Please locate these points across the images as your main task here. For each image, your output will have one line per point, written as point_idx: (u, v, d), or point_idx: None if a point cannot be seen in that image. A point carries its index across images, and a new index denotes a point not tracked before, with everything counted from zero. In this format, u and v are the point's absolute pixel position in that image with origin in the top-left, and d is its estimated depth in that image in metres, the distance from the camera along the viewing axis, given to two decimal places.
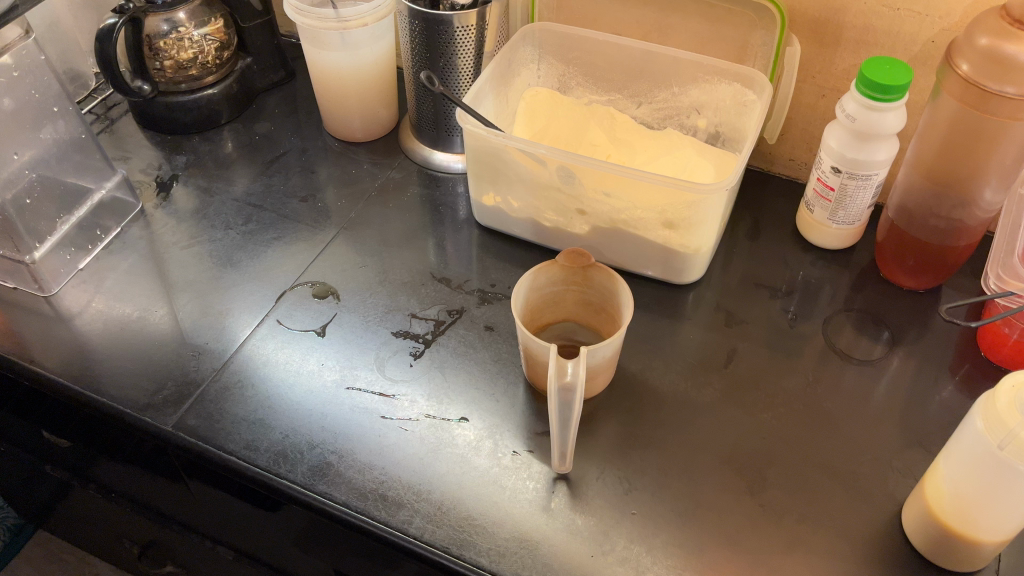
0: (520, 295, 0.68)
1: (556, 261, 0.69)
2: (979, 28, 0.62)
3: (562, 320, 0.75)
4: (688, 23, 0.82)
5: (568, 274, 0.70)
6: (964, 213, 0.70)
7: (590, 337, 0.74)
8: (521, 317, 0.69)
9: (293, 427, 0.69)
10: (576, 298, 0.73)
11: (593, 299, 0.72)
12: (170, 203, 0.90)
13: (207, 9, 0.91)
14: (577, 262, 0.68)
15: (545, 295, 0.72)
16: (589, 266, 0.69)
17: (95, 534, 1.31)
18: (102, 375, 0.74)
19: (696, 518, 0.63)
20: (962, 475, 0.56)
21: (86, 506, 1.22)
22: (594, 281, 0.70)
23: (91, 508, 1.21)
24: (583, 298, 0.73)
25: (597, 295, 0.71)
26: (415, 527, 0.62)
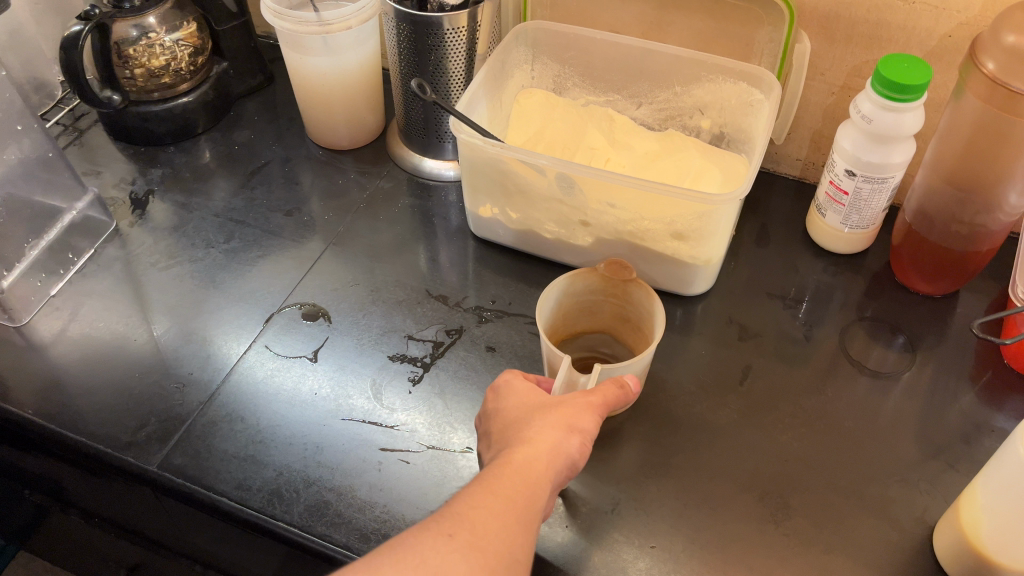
0: (549, 300, 0.65)
1: (596, 269, 0.66)
2: (1006, 24, 0.59)
3: (595, 330, 0.72)
4: (690, 20, 0.78)
5: (608, 285, 0.67)
6: (987, 219, 0.67)
7: (620, 352, 0.71)
8: (548, 320, 0.66)
9: (287, 462, 0.65)
10: (612, 312, 0.69)
11: (630, 316, 0.68)
12: (147, 219, 0.85)
13: (179, 13, 0.86)
14: (617, 273, 0.65)
15: (579, 303, 0.69)
16: (629, 281, 0.65)
17: (77, 556, 1.26)
18: (80, 411, 0.69)
19: (719, 551, 0.60)
20: (1003, 501, 0.53)
21: (68, 530, 1.17)
22: (633, 297, 0.66)
23: (73, 533, 1.17)
24: (620, 312, 0.69)
25: (636, 313, 0.67)
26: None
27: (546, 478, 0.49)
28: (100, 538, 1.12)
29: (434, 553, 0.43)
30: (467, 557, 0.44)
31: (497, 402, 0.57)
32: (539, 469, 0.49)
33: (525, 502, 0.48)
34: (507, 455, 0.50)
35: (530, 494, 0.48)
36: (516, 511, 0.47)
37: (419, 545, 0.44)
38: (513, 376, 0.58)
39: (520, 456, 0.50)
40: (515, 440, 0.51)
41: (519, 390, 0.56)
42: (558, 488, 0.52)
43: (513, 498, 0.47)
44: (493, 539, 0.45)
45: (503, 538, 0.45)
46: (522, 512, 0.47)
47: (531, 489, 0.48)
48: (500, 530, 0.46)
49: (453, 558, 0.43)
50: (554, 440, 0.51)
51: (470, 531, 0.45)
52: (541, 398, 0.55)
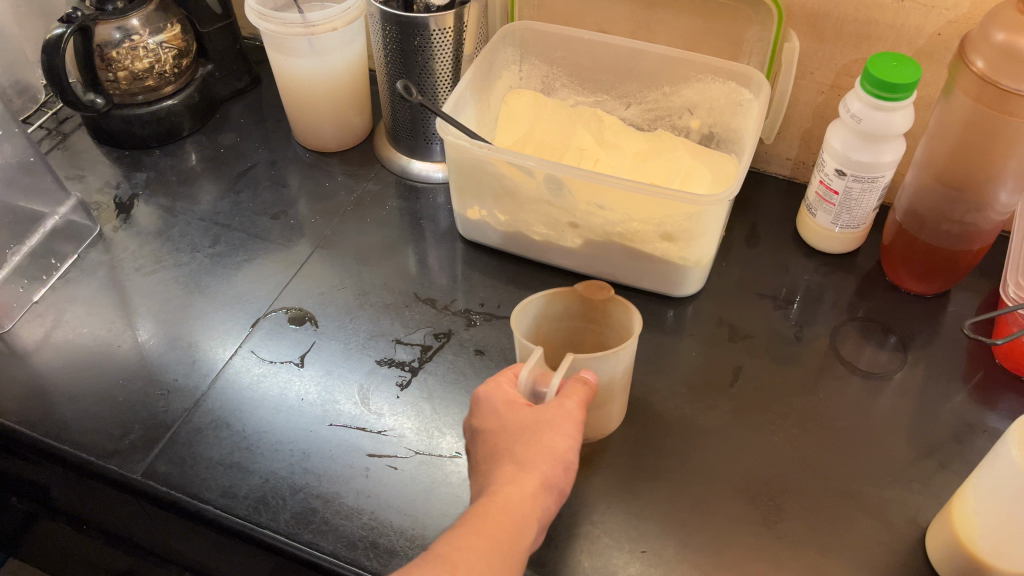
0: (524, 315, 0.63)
1: (575, 288, 0.63)
2: (995, 22, 0.59)
3: None
4: (679, 19, 0.77)
5: (586, 307, 0.65)
6: (978, 217, 0.66)
7: None
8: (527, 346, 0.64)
9: (273, 469, 0.64)
10: (593, 342, 0.67)
11: (612, 342, 0.66)
12: (131, 223, 0.84)
13: (163, 15, 0.85)
14: (595, 293, 0.63)
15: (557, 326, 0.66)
16: (608, 299, 0.63)
17: (67, 564, 1.25)
18: (63, 419, 0.68)
19: (713, 555, 0.59)
20: (996, 504, 0.52)
21: (56, 538, 1.16)
22: (613, 317, 0.64)
23: (61, 540, 1.16)
24: (601, 340, 0.67)
25: (614, 337, 0.66)
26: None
27: (533, 517, 0.50)
28: (90, 545, 1.11)
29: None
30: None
31: (477, 416, 0.55)
32: (522, 504, 0.49)
33: (510, 544, 0.48)
34: (491, 494, 0.50)
35: (515, 535, 0.48)
36: (500, 553, 0.47)
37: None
38: (489, 385, 0.56)
39: (504, 494, 0.50)
40: (500, 475, 0.51)
41: (497, 403, 0.54)
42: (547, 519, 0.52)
43: (498, 539, 0.47)
44: None
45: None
46: (507, 553, 0.47)
47: (516, 529, 0.48)
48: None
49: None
50: (532, 471, 0.51)
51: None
52: (520, 412, 0.53)
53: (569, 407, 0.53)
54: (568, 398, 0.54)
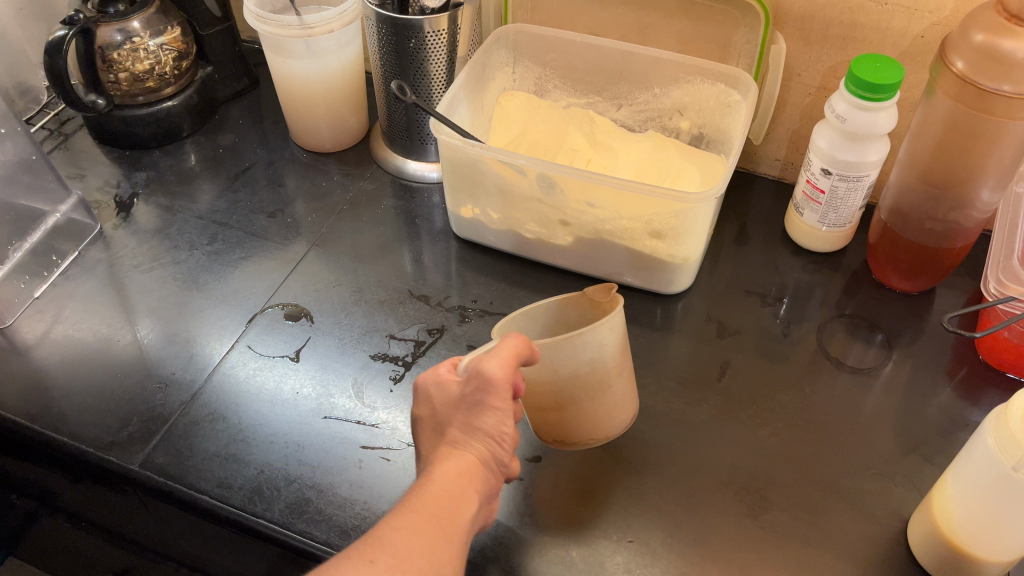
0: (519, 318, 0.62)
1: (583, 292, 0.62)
2: (975, 23, 0.60)
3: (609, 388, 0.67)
4: (668, 22, 0.79)
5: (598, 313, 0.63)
6: (960, 215, 0.68)
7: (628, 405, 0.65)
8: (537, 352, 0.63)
9: (267, 461, 0.65)
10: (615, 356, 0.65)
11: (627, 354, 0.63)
12: (131, 222, 0.86)
13: (163, 17, 0.87)
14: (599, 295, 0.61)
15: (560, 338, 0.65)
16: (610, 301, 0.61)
17: (68, 562, 1.26)
18: (63, 412, 0.69)
19: (697, 545, 0.61)
20: (974, 494, 0.54)
21: (56, 535, 1.17)
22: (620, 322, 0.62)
23: (61, 538, 1.17)
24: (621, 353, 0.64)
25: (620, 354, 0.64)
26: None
27: (472, 493, 0.48)
28: (89, 542, 1.12)
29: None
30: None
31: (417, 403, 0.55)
32: (457, 484, 0.48)
33: (449, 521, 0.46)
34: (426, 480, 0.49)
35: (454, 513, 0.47)
36: (436, 531, 0.45)
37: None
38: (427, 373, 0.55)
39: (438, 477, 0.48)
40: (433, 461, 0.50)
41: (428, 386, 0.54)
42: (489, 497, 0.51)
43: (437, 518, 0.46)
44: (417, 560, 0.44)
45: (426, 558, 0.44)
46: (446, 530, 0.46)
47: (452, 510, 0.47)
48: (425, 553, 0.44)
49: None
50: (460, 454, 0.50)
51: (394, 556, 0.43)
52: (448, 390, 0.53)
53: (490, 370, 0.49)
54: (487, 360, 0.50)
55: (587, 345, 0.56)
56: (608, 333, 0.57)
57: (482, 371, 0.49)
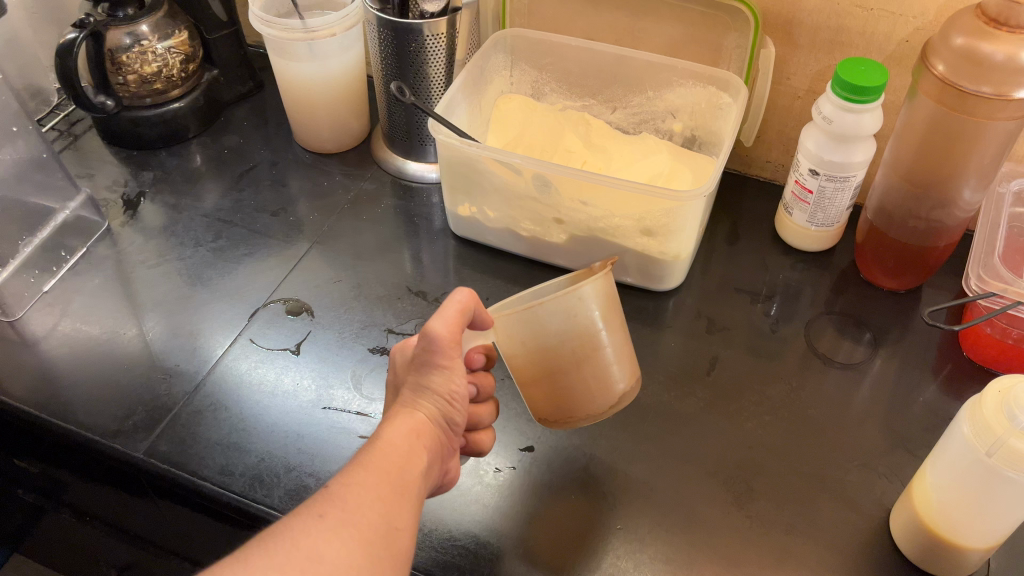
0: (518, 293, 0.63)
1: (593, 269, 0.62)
2: (955, 27, 0.62)
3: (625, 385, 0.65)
4: (661, 27, 0.81)
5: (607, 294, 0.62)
6: (943, 214, 0.70)
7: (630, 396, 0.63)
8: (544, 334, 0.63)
9: (268, 449, 0.67)
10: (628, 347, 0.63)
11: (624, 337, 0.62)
12: (137, 220, 0.88)
13: (170, 21, 0.89)
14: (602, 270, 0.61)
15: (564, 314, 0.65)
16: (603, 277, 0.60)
17: (72, 558, 1.28)
18: (70, 402, 0.71)
19: (684, 533, 0.62)
20: (951, 481, 0.55)
21: (61, 531, 1.18)
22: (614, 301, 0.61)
23: (66, 533, 1.18)
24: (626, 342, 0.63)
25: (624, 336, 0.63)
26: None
27: (422, 450, 0.50)
28: (92, 537, 1.14)
29: (310, 535, 0.42)
30: (343, 535, 0.43)
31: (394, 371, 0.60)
32: (407, 441, 0.49)
33: (400, 476, 0.47)
34: (376, 439, 0.50)
35: (404, 469, 0.48)
36: (388, 485, 0.46)
37: (293, 531, 0.42)
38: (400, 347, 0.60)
39: (388, 436, 0.49)
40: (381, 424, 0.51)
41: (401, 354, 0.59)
42: (438, 456, 0.52)
43: (388, 473, 0.47)
44: (368, 513, 0.44)
45: (377, 512, 0.45)
46: (397, 483, 0.47)
47: (402, 466, 0.48)
48: (376, 507, 0.45)
49: (328, 537, 0.42)
50: (409, 413, 0.51)
51: (346, 510, 0.44)
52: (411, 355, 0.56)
53: (432, 328, 0.52)
54: (432, 321, 0.52)
55: (553, 313, 0.56)
56: (578, 302, 0.57)
57: (427, 330, 0.51)
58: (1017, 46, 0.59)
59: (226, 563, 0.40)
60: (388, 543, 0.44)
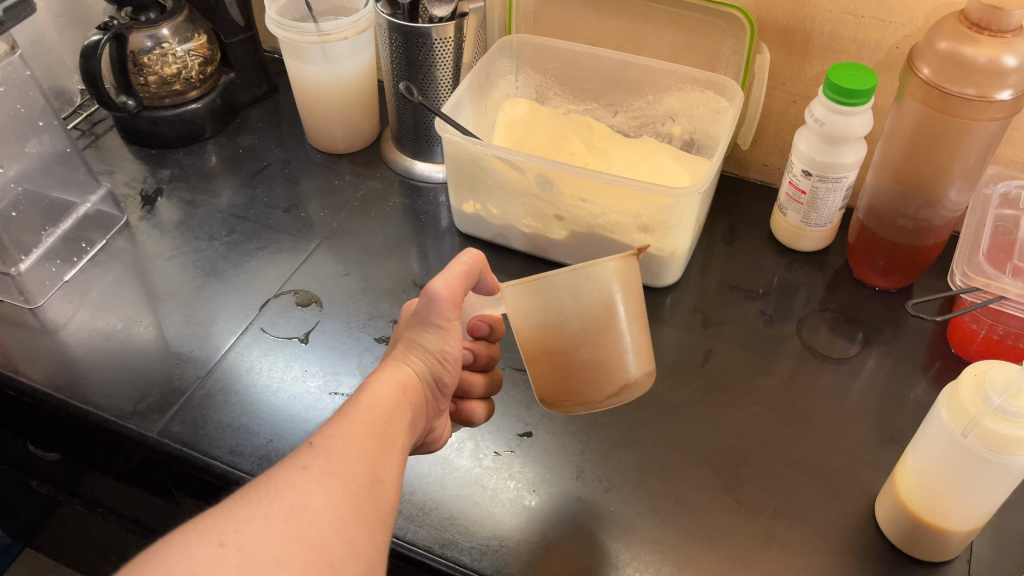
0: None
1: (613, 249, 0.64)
2: (939, 32, 0.65)
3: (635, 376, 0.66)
4: (661, 34, 0.84)
5: None
6: (930, 213, 0.73)
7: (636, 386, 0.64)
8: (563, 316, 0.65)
9: (276, 431, 0.70)
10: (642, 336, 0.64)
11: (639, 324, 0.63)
12: (154, 215, 0.91)
13: (190, 26, 0.93)
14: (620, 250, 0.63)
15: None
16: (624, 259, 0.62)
17: (80, 552, 1.30)
18: (88, 384, 0.74)
19: (675, 516, 0.64)
20: (931, 465, 0.57)
21: (73, 525, 1.20)
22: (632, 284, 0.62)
23: (78, 527, 1.20)
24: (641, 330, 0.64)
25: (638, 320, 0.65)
26: (409, 533, 0.63)
27: (403, 409, 0.53)
28: (101, 529, 1.16)
29: (295, 485, 0.44)
30: (327, 485, 0.45)
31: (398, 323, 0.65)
32: (393, 395, 0.53)
33: (383, 431, 0.50)
34: (361, 394, 0.53)
35: (386, 425, 0.51)
36: (371, 438, 0.49)
37: (279, 481, 0.44)
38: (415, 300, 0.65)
39: (372, 393, 0.52)
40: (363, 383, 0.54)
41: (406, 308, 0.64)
42: (421, 415, 0.56)
43: (371, 428, 0.50)
44: (352, 465, 0.47)
45: (360, 464, 0.47)
46: (380, 438, 0.50)
47: (385, 421, 0.51)
48: (358, 459, 0.47)
49: (313, 487, 0.44)
50: (398, 368, 0.55)
51: (329, 461, 0.46)
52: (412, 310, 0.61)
53: (435, 284, 0.56)
54: (436, 280, 0.57)
55: (564, 286, 0.58)
56: (587, 280, 0.59)
57: (429, 288, 0.56)
58: (999, 50, 0.62)
59: (212, 512, 0.42)
60: (370, 493, 0.47)
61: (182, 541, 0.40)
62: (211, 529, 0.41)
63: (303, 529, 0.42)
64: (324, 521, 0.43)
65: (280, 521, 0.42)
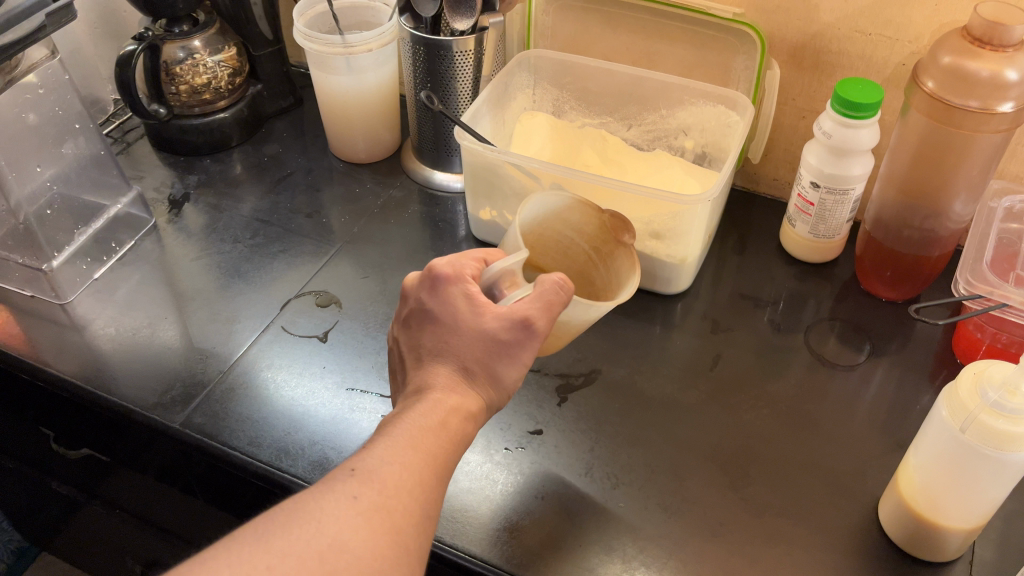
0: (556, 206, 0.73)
1: (604, 216, 0.72)
2: (943, 47, 0.67)
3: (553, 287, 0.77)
4: (675, 50, 0.87)
5: (601, 236, 0.73)
6: (935, 224, 0.75)
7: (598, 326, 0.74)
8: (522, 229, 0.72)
9: (294, 424, 0.72)
10: (580, 273, 0.76)
11: (595, 279, 0.75)
12: (181, 219, 0.94)
13: (221, 38, 0.97)
14: (618, 228, 0.72)
15: (560, 234, 0.75)
16: (622, 242, 0.72)
17: (86, 562, 1.31)
18: (114, 376, 0.77)
19: (681, 513, 0.66)
20: (932, 464, 0.58)
21: (86, 534, 1.21)
22: (613, 259, 0.73)
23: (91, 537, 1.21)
24: (586, 274, 0.76)
25: (604, 278, 0.74)
26: None
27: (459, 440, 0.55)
28: (105, 538, 1.17)
29: (338, 517, 0.46)
30: (370, 519, 0.46)
31: (435, 305, 0.59)
32: (459, 426, 0.55)
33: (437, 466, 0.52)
34: (410, 415, 0.54)
35: (440, 454, 0.53)
36: (423, 469, 0.51)
37: (324, 510, 0.46)
38: (456, 262, 0.60)
39: (424, 416, 0.54)
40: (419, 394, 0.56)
41: (457, 299, 0.58)
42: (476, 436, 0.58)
43: (426, 460, 0.51)
44: (401, 499, 0.48)
45: (406, 499, 0.49)
46: (433, 471, 0.51)
47: (439, 449, 0.53)
48: (407, 493, 0.49)
49: (356, 521, 0.46)
50: (460, 394, 0.57)
51: (377, 493, 0.48)
52: (480, 320, 0.58)
53: (540, 322, 0.58)
54: (535, 309, 0.58)
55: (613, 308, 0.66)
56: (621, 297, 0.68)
57: (533, 322, 0.58)
58: (1000, 64, 0.63)
59: (250, 538, 0.44)
60: (413, 529, 0.48)
61: (217, 564, 0.42)
62: (247, 556, 0.43)
63: (337, 566, 0.44)
64: (362, 560, 0.45)
65: (316, 558, 0.44)
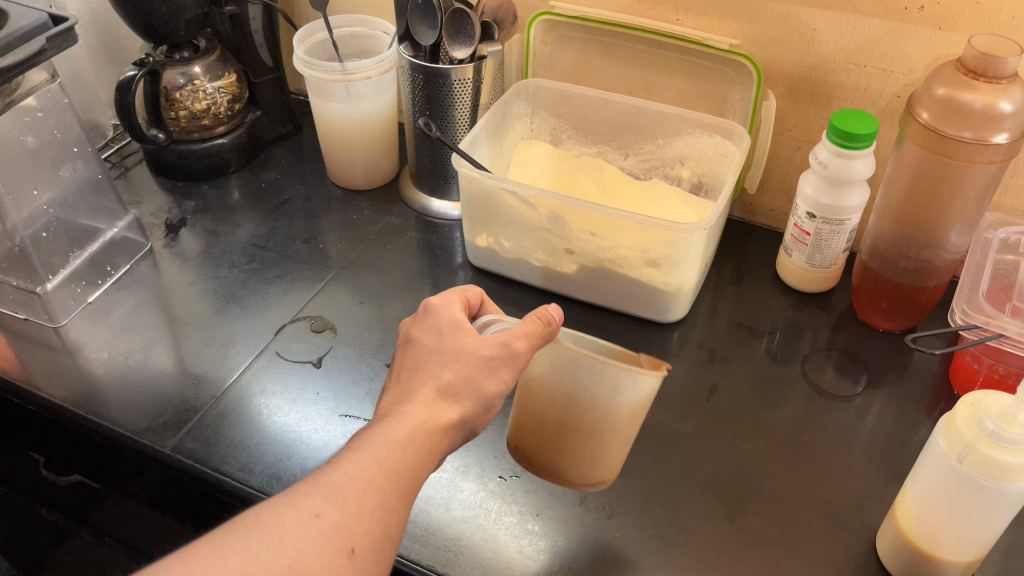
0: None
1: None
2: (937, 79, 0.67)
3: None
4: (673, 80, 0.88)
5: None
6: (931, 254, 0.75)
7: None
8: None
9: (287, 451, 0.71)
10: None
11: None
12: (177, 244, 0.94)
13: (221, 64, 0.97)
14: None
15: None
16: None
17: None
18: (106, 400, 0.76)
19: (677, 544, 0.65)
20: (928, 495, 0.57)
21: None
22: None
23: None
24: None
25: None
26: (412, 552, 0.64)
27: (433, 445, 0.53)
28: None
29: (299, 536, 0.45)
30: (331, 542, 0.46)
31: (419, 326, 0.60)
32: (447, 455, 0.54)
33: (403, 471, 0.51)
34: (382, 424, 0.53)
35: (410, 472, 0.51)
36: (390, 484, 0.50)
37: (287, 526, 0.46)
38: (445, 297, 0.62)
39: None
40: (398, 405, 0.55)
41: (440, 323, 0.59)
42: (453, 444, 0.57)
43: (394, 473, 0.50)
44: (364, 518, 0.48)
45: (369, 517, 0.48)
46: (400, 482, 0.50)
47: (411, 463, 0.52)
48: (370, 508, 0.48)
49: (318, 542, 0.46)
50: (444, 412, 0.55)
51: (340, 510, 0.47)
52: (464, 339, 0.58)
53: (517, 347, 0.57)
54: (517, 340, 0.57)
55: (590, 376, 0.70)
56: None
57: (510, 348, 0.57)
58: (995, 95, 0.64)
59: (212, 559, 0.43)
60: (371, 544, 0.48)
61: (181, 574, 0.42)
62: None
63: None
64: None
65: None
